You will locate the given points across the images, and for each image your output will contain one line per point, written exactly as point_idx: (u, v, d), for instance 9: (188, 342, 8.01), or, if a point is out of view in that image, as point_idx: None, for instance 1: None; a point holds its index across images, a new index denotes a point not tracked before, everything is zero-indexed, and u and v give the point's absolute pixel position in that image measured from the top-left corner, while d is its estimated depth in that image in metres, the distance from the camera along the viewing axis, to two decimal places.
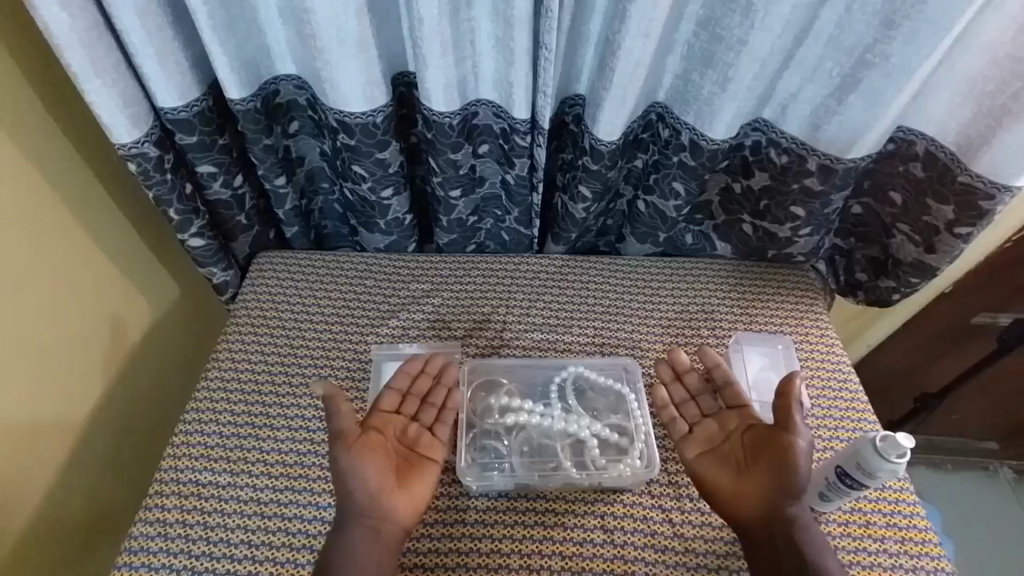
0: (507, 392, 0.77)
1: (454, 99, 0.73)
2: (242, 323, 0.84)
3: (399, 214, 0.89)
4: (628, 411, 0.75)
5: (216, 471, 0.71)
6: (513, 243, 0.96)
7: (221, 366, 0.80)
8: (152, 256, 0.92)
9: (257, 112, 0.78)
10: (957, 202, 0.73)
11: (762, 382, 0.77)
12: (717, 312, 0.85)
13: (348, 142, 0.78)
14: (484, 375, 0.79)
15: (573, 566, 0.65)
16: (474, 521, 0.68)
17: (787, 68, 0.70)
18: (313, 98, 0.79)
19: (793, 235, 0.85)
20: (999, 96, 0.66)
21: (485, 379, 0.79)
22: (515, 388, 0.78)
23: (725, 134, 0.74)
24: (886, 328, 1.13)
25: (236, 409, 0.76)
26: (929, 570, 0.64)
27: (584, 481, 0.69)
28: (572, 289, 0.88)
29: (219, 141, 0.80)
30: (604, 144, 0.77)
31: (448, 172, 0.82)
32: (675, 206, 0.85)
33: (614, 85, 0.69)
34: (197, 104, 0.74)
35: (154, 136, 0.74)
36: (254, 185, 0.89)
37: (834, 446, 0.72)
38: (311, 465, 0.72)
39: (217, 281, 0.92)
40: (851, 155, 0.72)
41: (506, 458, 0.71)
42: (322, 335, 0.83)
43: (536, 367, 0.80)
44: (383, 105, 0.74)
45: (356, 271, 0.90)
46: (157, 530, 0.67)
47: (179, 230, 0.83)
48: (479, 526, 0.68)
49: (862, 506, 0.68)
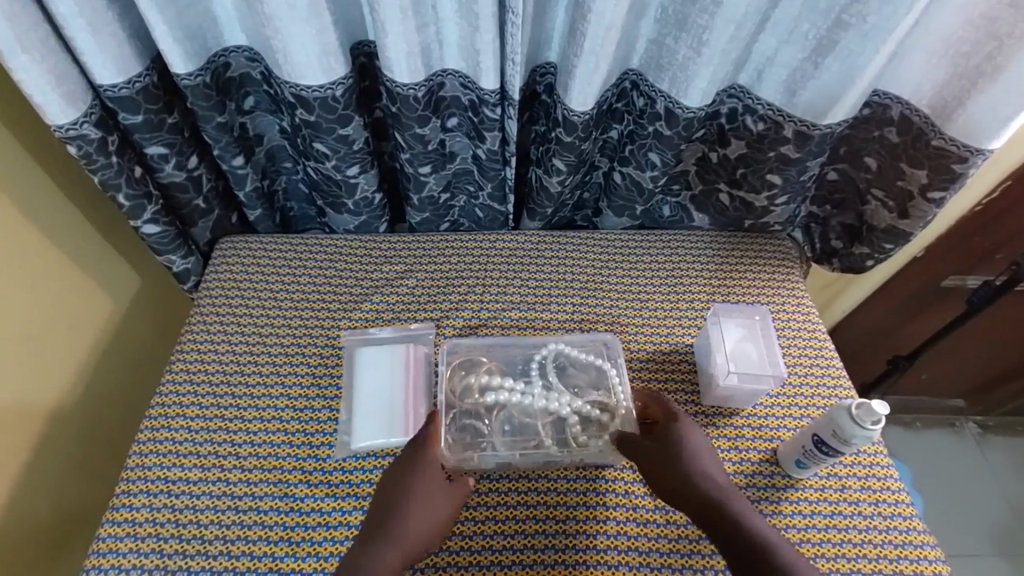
0: (487, 370, 0.74)
1: (418, 69, 0.69)
2: (207, 313, 0.81)
3: (367, 193, 0.85)
4: (609, 386, 0.73)
5: (185, 468, 0.69)
6: (488, 221, 0.94)
7: (187, 358, 0.77)
8: (104, 243, 0.86)
9: (207, 87, 0.73)
10: (931, 166, 0.73)
11: (739, 355, 0.72)
12: (695, 283, 0.84)
13: (307, 118, 0.74)
14: (463, 355, 0.76)
15: (556, 544, 0.65)
16: None
17: (762, 31, 0.68)
18: (268, 71, 0.75)
19: (769, 204, 0.84)
20: (974, 57, 0.64)
21: (464, 359, 0.76)
22: (495, 366, 0.75)
23: (701, 101, 0.72)
24: (852, 299, 1.15)
25: (205, 403, 0.73)
26: (901, 530, 0.65)
27: (565, 458, 0.69)
28: (550, 264, 0.86)
29: (168, 119, 0.75)
30: (577, 115, 0.74)
31: (416, 148, 0.79)
32: (651, 177, 0.83)
33: (585, 52, 0.66)
34: (140, 80, 0.69)
35: (94, 116, 0.69)
36: (210, 165, 0.85)
37: (811, 412, 0.73)
38: (286, 457, 0.70)
39: (178, 270, 0.88)
40: (827, 120, 0.71)
41: (488, 438, 0.69)
42: (290, 321, 0.80)
43: (515, 346, 0.77)
44: (342, 77, 0.70)
45: (325, 253, 0.87)
46: (126, 530, 0.65)
47: (132, 217, 0.79)
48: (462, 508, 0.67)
49: (837, 471, 0.69)
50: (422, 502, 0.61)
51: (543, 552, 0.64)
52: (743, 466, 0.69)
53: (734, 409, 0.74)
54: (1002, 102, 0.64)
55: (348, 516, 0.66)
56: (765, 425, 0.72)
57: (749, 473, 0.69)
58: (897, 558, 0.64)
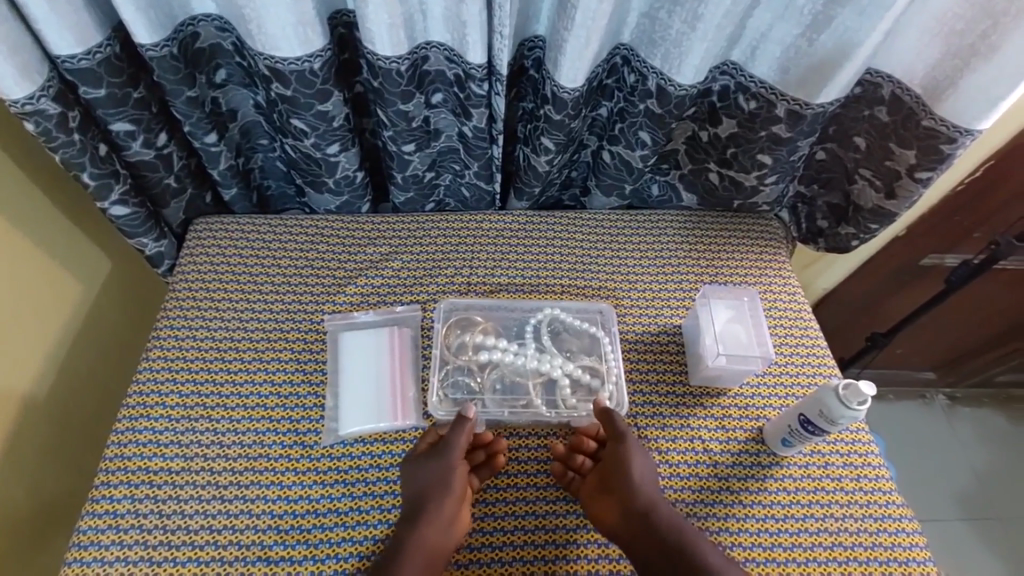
0: (482, 331, 0.76)
1: (401, 42, 0.66)
2: (183, 298, 0.78)
3: (349, 171, 0.82)
4: (602, 353, 0.75)
5: (167, 458, 0.67)
6: (474, 200, 0.92)
7: (164, 345, 0.74)
8: (72, 227, 0.83)
9: (174, 59, 0.68)
10: (919, 146, 0.72)
11: (727, 336, 0.72)
12: (682, 262, 0.84)
13: (283, 93, 0.70)
14: (460, 315, 0.78)
15: (546, 524, 0.65)
16: None
17: (757, 6, 0.66)
18: (240, 42, 0.70)
19: (759, 183, 0.84)
20: (969, 35, 0.63)
21: (460, 318, 0.78)
22: (490, 327, 0.77)
23: (693, 79, 0.70)
24: (826, 281, 1.18)
25: (184, 391, 0.71)
26: (881, 504, 0.67)
27: (552, 418, 0.70)
28: (539, 245, 0.85)
29: (134, 94, 0.70)
30: (567, 91, 0.71)
31: (400, 125, 0.76)
32: (641, 156, 0.82)
33: (576, 25, 0.64)
34: (101, 50, 0.64)
35: (51, 90, 0.64)
36: (181, 143, 0.80)
37: (795, 391, 0.74)
38: (271, 446, 0.68)
39: (150, 253, 0.85)
40: (820, 100, 0.70)
41: (479, 394, 0.72)
42: (272, 305, 0.78)
43: (513, 308, 0.79)
44: (319, 50, 0.66)
45: (306, 235, 0.84)
46: (108, 523, 0.63)
47: (98, 198, 0.75)
48: None
49: (820, 448, 0.71)
50: (453, 500, 0.60)
51: (534, 533, 0.64)
52: (730, 445, 0.70)
53: (721, 389, 0.74)
54: (994, 83, 0.63)
55: (337, 502, 0.65)
56: (752, 405, 0.73)
57: (735, 452, 0.70)
58: (877, 530, 0.66)
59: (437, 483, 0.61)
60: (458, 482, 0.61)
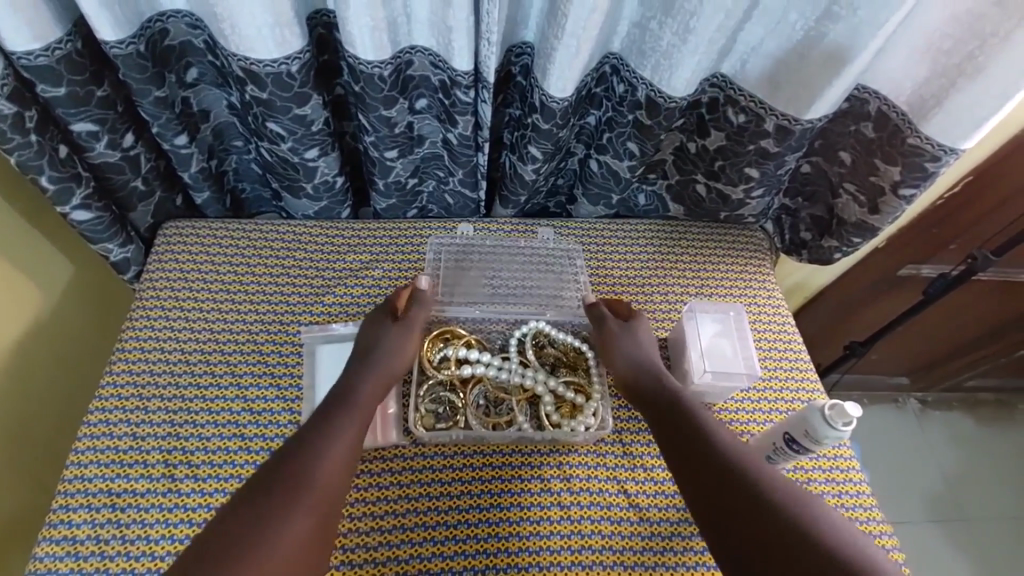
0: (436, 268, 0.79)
1: (383, 45, 0.63)
2: (151, 307, 0.74)
3: (328, 176, 0.79)
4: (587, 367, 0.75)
5: (132, 478, 0.63)
6: (458, 207, 0.90)
7: (131, 358, 0.71)
8: (33, 234, 0.78)
9: (141, 57, 0.64)
10: (904, 163, 0.73)
11: (714, 351, 0.72)
12: (668, 275, 0.83)
13: (258, 95, 0.66)
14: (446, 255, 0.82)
15: (529, 546, 0.63)
16: (413, 497, 0.65)
17: (750, 19, 0.65)
18: (212, 41, 0.66)
19: (745, 197, 0.83)
20: (955, 56, 0.63)
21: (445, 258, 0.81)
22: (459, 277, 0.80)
23: (683, 91, 0.69)
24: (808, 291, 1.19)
25: (151, 407, 0.68)
26: (862, 520, 0.67)
27: (537, 436, 0.68)
28: (522, 253, 0.83)
29: (97, 92, 0.66)
30: (556, 101, 0.70)
31: (381, 130, 0.73)
32: (629, 166, 0.81)
33: (566, 34, 0.62)
34: (61, 47, 0.60)
35: (7, 88, 0.60)
36: (149, 144, 0.76)
37: (779, 407, 0.74)
38: (244, 465, 0.65)
39: (116, 259, 0.81)
40: (809, 116, 0.70)
41: (460, 411, 0.70)
42: (246, 316, 0.75)
43: (496, 301, 0.78)
44: (297, 51, 0.63)
45: (283, 240, 0.81)
46: (66, 549, 0.59)
47: (58, 202, 0.70)
48: (416, 505, 0.65)
49: (804, 465, 0.70)
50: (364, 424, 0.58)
51: (515, 555, 0.62)
52: None
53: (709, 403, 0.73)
54: (979, 103, 0.63)
55: None
56: (736, 420, 0.72)
57: None
58: None
59: (392, 345, 0.66)
60: (407, 351, 0.66)
